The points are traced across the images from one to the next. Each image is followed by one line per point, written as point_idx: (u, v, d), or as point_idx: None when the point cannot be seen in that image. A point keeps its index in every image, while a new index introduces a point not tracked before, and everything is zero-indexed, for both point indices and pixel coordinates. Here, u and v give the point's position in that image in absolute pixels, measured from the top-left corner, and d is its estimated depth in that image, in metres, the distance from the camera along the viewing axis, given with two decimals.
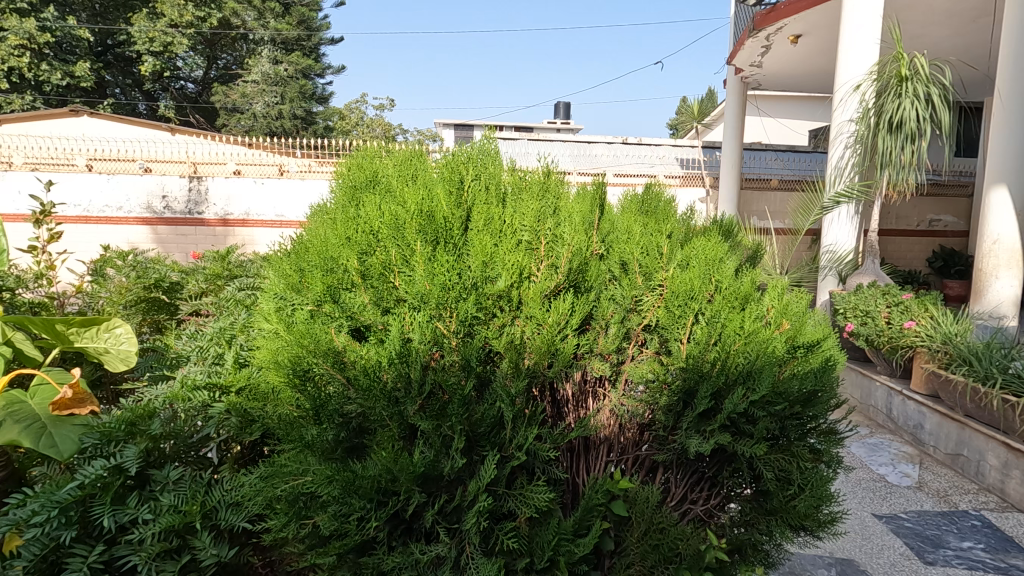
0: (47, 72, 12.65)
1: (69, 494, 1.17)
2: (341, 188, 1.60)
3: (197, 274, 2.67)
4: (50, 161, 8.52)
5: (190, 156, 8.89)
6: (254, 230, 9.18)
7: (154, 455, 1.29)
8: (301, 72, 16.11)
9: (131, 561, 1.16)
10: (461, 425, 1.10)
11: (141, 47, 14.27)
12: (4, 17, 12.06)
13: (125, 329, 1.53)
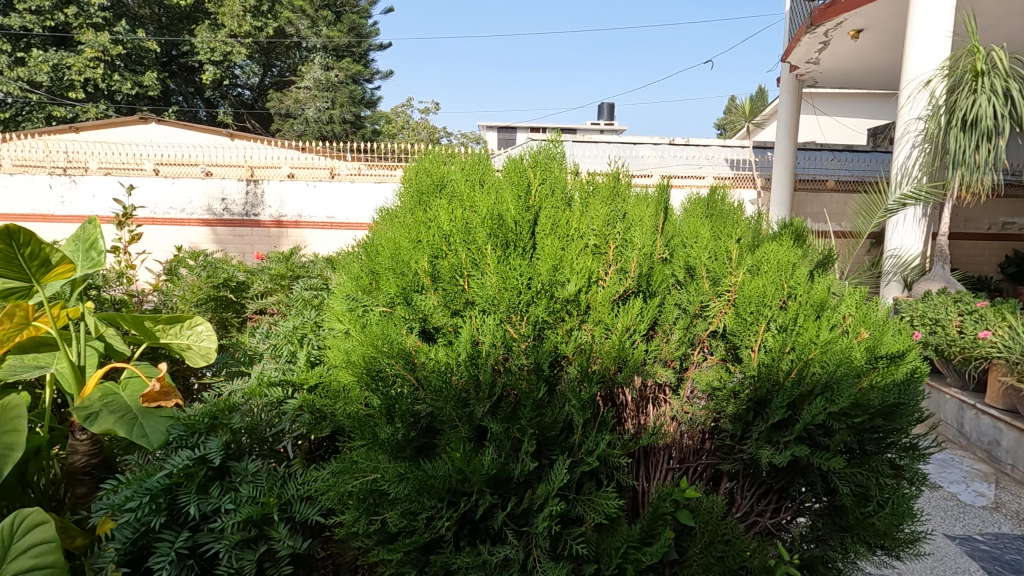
0: (118, 82, 13.44)
1: (159, 481, 1.24)
2: (407, 192, 1.63)
3: (263, 274, 2.78)
4: (122, 167, 9.09)
5: (247, 160, 9.28)
6: (306, 231, 9.48)
7: (234, 448, 1.35)
8: (351, 77, 16.55)
9: (213, 548, 1.22)
10: (531, 428, 1.11)
11: (203, 57, 15.03)
12: (81, 32, 12.90)
13: (206, 327, 1.61)
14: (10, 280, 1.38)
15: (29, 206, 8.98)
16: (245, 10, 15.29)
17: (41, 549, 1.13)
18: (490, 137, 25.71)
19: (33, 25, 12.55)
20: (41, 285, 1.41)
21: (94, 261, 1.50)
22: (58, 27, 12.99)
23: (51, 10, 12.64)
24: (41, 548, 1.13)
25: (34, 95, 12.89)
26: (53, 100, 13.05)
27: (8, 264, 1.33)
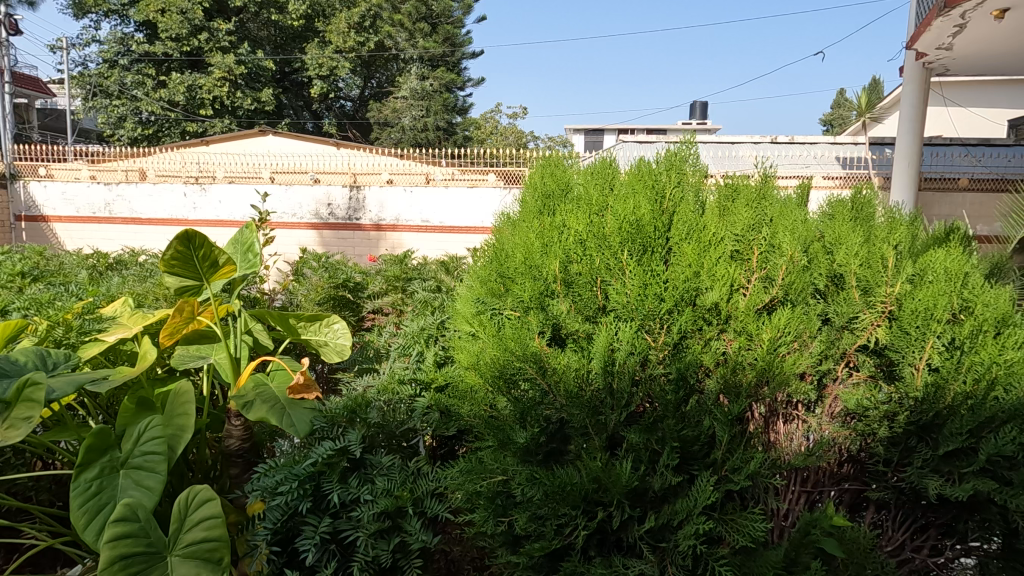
0: (240, 99, 14.81)
1: (306, 468, 1.33)
2: (531, 197, 1.64)
3: (378, 276, 2.92)
4: (244, 176, 10.02)
5: (351, 168, 9.89)
6: (403, 234, 9.87)
7: (372, 441, 1.43)
8: (445, 86, 17.04)
9: (353, 536, 1.29)
10: (674, 440, 1.07)
11: (312, 72, 16.19)
12: (210, 55, 14.37)
13: (342, 325, 1.71)
14: (186, 279, 1.54)
15: (168, 212, 10.12)
16: (349, 27, 16.29)
17: (209, 524, 1.25)
18: (578, 140, 25.54)
19: (172, 51, 14.10)
20: (209, 284, 1.57)
21: (250, 263, 1.64)
22: (192, 52, 14.50)
23: (187, 37, 14.14)
24: (210, 522, 1.25)
25: (172, 113, 14.46)
26: (187, 117, 14.57)
27: (186, 264, 1.49)
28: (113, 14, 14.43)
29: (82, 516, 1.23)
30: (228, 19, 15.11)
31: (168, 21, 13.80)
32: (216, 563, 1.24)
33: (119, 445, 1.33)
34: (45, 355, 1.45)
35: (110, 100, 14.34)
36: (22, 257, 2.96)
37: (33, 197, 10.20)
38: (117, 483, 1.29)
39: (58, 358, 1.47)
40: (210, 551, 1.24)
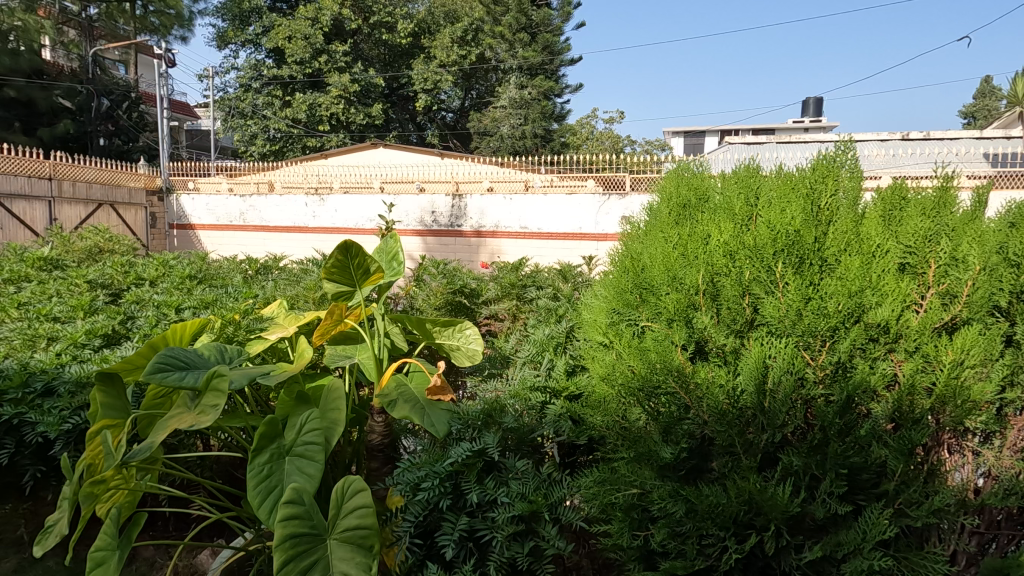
0: (354, 115, 15.95)
1: (447, 467, 1.40)
2: (665, 207, 1.61)
3: (493, 283, 3.02)
4: (357, 187, 10.79)
5: (453, 177, 10.31)
6: (502, 241, 10.05)
7: (506, 444, 1.47)
8: (543, 94, 17.48)
9: (490, 536, 1.32)
10: (840, 469, 1.01)
11: (418, 87, 17.06)
12: (329, 75, 15.68)
13: (473, 330, 1.78)
14: (341, 285, 1.68)
15: (291, 220, 11.10)
16: (452, 41, 17.00)
17: (362, 512, 1.35)
18: (676, 143, 24.79)
19: (297, 73, 15.50)
20: (361, 289, 1.70)
21: (396, 270, 1.76)
22: (313, 73, 15.85)
23: (310, 60, 15.50)
24: (363, 511, 1.35)
25: (295, 130, 15.83)
26: (308, 133, 15.90)
27: (342, 271, 1.63)
28: (248, 43, 16.13)
29: (257, 496, 1.37)
30: (345, 41, 16.33)
31: (294, 47, 15.20)
32: (368, 550, 1.34)
33: (285, 433, 1.48)
34: (223, 350, 1.64)
35: (245, 120, 16.01)
36: (188, 263, 3.41)
37: (183, 208, 11.60)
38: (282, 468, 1.43)
39: (232, 353, 1.67)
40: (363, 537, 1.34)
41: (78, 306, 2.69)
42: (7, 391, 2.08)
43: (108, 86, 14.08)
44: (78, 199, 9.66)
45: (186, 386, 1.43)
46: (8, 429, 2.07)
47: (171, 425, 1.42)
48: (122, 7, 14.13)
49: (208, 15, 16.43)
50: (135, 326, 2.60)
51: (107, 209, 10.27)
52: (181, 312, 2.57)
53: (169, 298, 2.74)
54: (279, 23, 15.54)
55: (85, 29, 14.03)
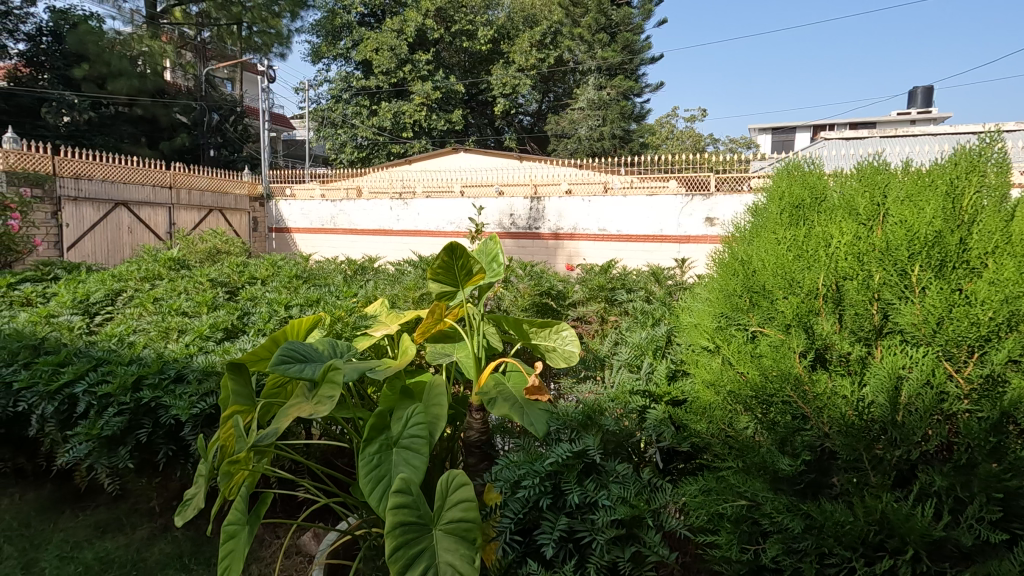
0: (435, 121, 16.47)
1: (548, 465, 1.41)
2: (775, 206, 1.54)
3: (580, 285, 3.02)
4: (438, 191, 11.14)
5: (532, 179, 10.42)
6: (580, 243, 9.99)
7: (606, 448, 1.45)
8: (622, 94, 17.22)
9: (591, 539, 1.31)
10: (990, 492, 0.93)
11: (496, 92, 17.31)
12: (412, 84, 16.30)
13: (570, 332, 1.77)
14: (444, 285, 1.74)
15: (378, 224, 11.64)
16: (531, 46, 17.34)
17: (465, 506, 1.39)
18: (764, 140, 23.48)
19: (383, 83, 16.23)
20: (463, 288, 1.74)
21: (496, 270, 1.78)
22: (398, 83, 16.51)
23: (395, 70, 16.16)
24: (466, 504, 1.39)
25: (381, 138, 16.56)
26: (393, 140, 16.57)
27: (447, 271, 1.68)
28: (339, 57, 17.09)
29: (368, 483, 1.45)
30: (427, 50, 16.89)
31: (381, 58, 15.91)
32: (471, 543, 1.38)
33: (391, 426, 1.55)
34: (334, 345, 1.75)
35: (336, 129, 16.97)
36: (294, 264, 3.68)
37: (281, 213, 12.51)
38: (390, 459, 1.50)
39: (342, 348, 1.77)
40: (466, 530, 1.38)
41: (202, 302, 2.98)
42: (146, 376, 2.40)
43: (218, 102, 15.50)
44: (193, 205, 10.68)
45: (305, 377, 1.54)
46: (146, 411, 2.37)
47: (292, 413, 1.53)
48: (231, 30, 15.54)
49: (304, 33, 17.61)
50: (250, 321, 2.84)
51: (217, 214, 11.29)
52: (290, 309, 2.80)
53: (279, 297, 2.97)
54: (368, 37, 16.30)
55: (198, 51, 15.46)
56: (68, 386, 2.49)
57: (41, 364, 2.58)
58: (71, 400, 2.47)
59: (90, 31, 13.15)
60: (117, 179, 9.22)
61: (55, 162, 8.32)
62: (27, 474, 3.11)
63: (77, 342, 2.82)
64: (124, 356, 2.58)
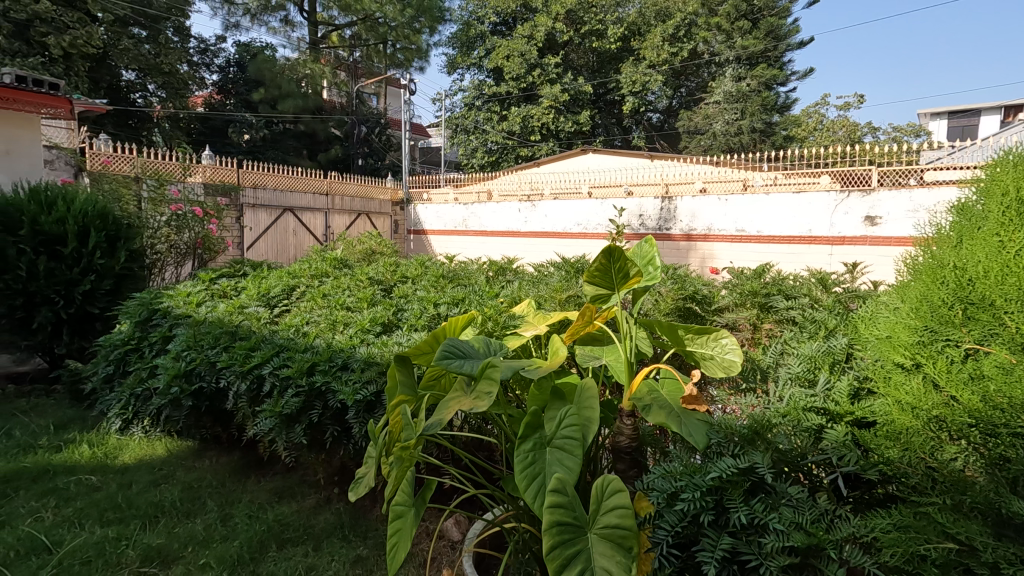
0: (563, 123, 16.62)
1: (710, 479, 1.34)
2: (989, 208, 1.39)
3: (729, 291, 2.88)
4: (566, 193, 11.19)
5: (664, 178, 10.06)
6: (715, 245, 9.48)
7: (777, 467, 1.34)
8: (764, 84, 16.03)
9: (755, 561, 1.22)
10: None
11: (626, 90, 17.02)
12: (541, 87, 16.59)
13: (730, 340, 1.67)
14: (599, 288, 1.71)
15: (507, 226, 12.06)
16: (664, 40, 16.70)
17: (621, 512, 1.37)
18: (937, 126, 20.52)
19: (513, 88, 16.68)
20: (619, 292, 1.71)
21: (653, 274, 1.73)
22: (527, 87, 16.87)
23: (524, 75, 16.53)
24: (622, 511, 1.37)
25: (511, 141, 17.05)
26: (522, 143, 16.99)
27: (604, 275, 1.66)
28: (472, 66, 17.88)
29: (523, 480, 1.48)
30: (557, 53, 17.06)
31: (512, 64, 16.36)
32: (627, 550, 1.35)
33: (545, 425, 1.57)
34: (489, 343, 1.83)
35: (468, 135, 17.73)
36: (440, 264, 3.92)
37: (419, 217, 13.41)
38: (545, 458, 1.52)
39: (496, 346, 1.84)
40: (622, 538, 1.36)
41: (364, 298, 3.28)
42: (319, 363, 2.71)
43: (366, 116, 17.05)
44: (345, 210, 11.86)
45: (465, 373, 1.62)
46: (317, 394, 2.66)
47: (453, 406, 1.60)
48: (378, 49, 16.99)
49: (442, 46, 18.70)
50: (403, 316, 3.06)
51: (364, 218, 12.47)
52: (438, 306, 2.99)
53: (429, 295, 3.18)
54: (499, 44, 16.80)
55: (351, 70, 17.12)
56: (257, 368, 2.88)
57: (238, 347, 3.02)
58: (258, 380, 2.86)
59: (267, 60, 15.17)
60: (285, 187, 10.50)
61: (239, 174, 9.71)
62: (223, 440, 3.68)
63: (262, 329, 3.26)
64: (300, 343, 2.93)
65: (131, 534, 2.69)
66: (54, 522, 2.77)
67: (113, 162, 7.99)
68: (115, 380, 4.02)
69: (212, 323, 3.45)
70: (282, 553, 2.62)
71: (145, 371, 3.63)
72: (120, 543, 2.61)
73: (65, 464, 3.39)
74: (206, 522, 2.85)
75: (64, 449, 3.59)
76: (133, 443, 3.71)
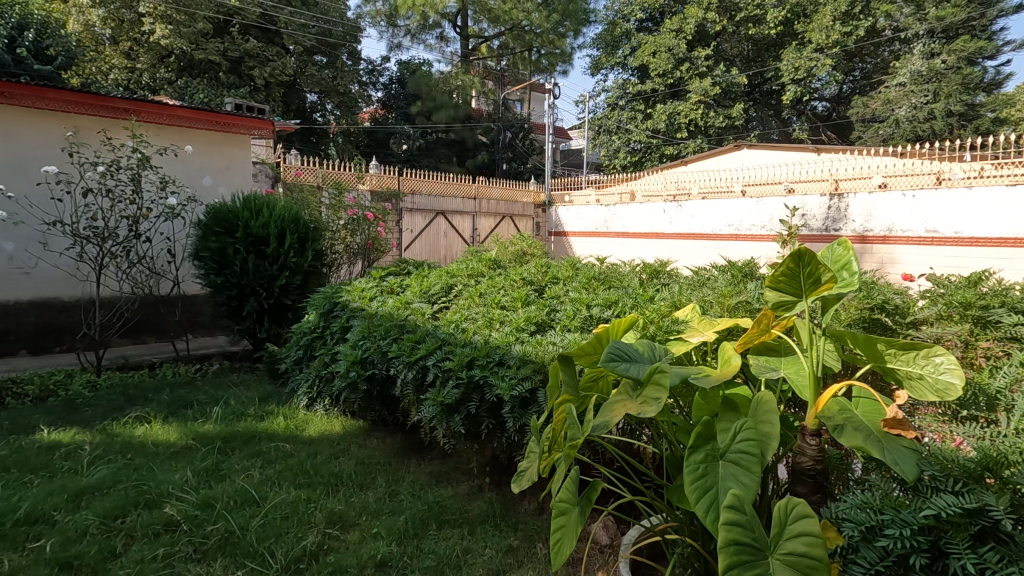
0: (713, 118, 15.71)
1: (923, 517, 1.18)
2: None
3: (930, 301, 2.49)
4: (716, 191, 10.61)
5: (833, 174, 9.04)
6: (896, 247, 8.30)
7: (1016, 513, 1.14)
8: (966, 59, 13.63)
9: None
10: None
11: (787, 78, 15.60)
12: (689, 82, 15.82)
13: (946, 359, 1.44)
14: (783, 295, 1.58)
15: (651, 227, 11.76)
16: (835, 19, 14.97)
17: (810, 541, 1.25)
18: None
19: (659, 85, 16.11)
20: (807, 299, 1.56)
21: (848, 280, 1.55)
22: (675, 83, 16.20)
23: (672, 70, 15.87)
24: (809, 539, 1.25)
25: (655, 140, 16.52)
26: (667, 141, 16.39)
27: (791, 280, 1.53)
28: (617, 66, 17.63)
29: (694, 492, 1.42)
30: (708, 45, 16.16)
31: (658, 60, 15.80)
32: None
33: (718, 437, 1.50)
34: (654, 347, 1.79)
35: (610, 136, 17.50)
36: (590, 266, 3.93)
37: (560, 218, 13.60)
38: (718, 472, 1.45)
39: (661, 351, 1.80)
40: (811, 569, 1.24)
41: (518, 298, 3.41)
42: (476, 358, 2.86)
43: (511, 121, 17.74)
44: (491, 213, 12.42)
45: (631, 376, 1.60)
46: (475, 387, 2.82)
47: (619, 409, 1.59)
48: (524, 56, 17.55)
49: (586, 48, 18.73)
50: (556, 316, 3.12)
51: (509, 221, 12.94)
52: (591, 308, 3.01)
53: (581, 296, 3.20)
54: (646, 41, 16.33)
55: (498, 78, 17.85)
56: (423, 359, 3.13)
57: (406, 339, 3.31)
58: (423, 370, 3.10)
59: (424, 75, 16.43)
60: (438, 193, 11.28)
61: (400, 181, 10.66)
62: (389, 423, 4.06)
63: (427, 324, 3.54)
64: (460, 339, 3.13)
65: (318, 499, 3.08)
66: (260, 480, 3.27)
67: (303, 173, 9.30)
68: (302, 363, 4.63)
69: (383, 317, 3.83)
70: (440, 532, 2.81)
71: (329, 356, 4.13)
72: (310, 505, 3.00)
73: (266, 432, 3.99)
74: (376, 495, 3.16)
75: (266, 419, 4.23)
76: (317, 419, 4.25)
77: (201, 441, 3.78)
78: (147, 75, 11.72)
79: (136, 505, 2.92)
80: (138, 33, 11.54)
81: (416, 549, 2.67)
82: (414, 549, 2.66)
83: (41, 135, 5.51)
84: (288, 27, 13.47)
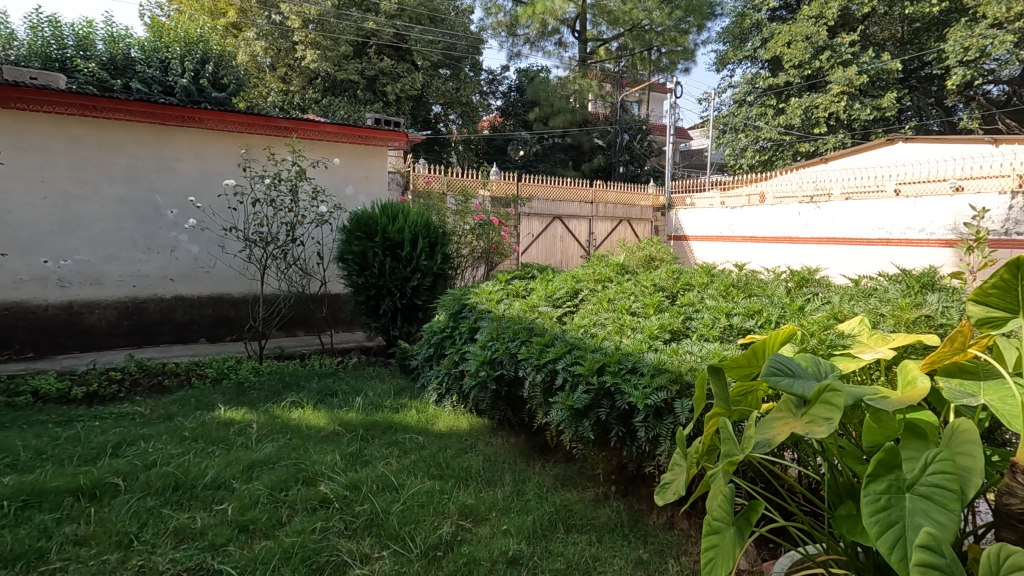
0: (858, 110, 14.14)
1: None
2: None
3: None
4: (862, 191, 9.58)
5: (1015, 167, 7.68)
6: None
7: None
8: None
9: None
10: None
11: (953, 60, 13.65)
12: (830, 71, 14.31)
13: None
14: (991, 309, 1.38)
15: (782, 231, 10.96)
16: None
17: None
18: None
19: (794, 78, 14.84)
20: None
21: None
22: (813, 74, 14.80)
23: (810, 60, 14.50)
24: None
25: (788, 137, 15.30)
26: (802, 138, 15.08)
27: (1003, 294, 1.33)
28: (745, 59, 16.54)
29: (875, 525, 1.28)
30: (853, 29, 14.60)
31: (794, 51, 14.56)
32: None
33: (905, 467, 1.34)
34: (819, 362, 1.65)
35: (737, 134, 16.52)
36: (725, 273, 3.75)
37: (681, 221, 13.08)
38: (904, 505, 1.30)
39: (829, 368, 1.65)
40: None
41: (650, 305, 3.34)
42: (608, 364, 2.83)
43: (629, 124, 17.47)
44: (608, 216, 12.28)
45: (797, 392, 1.49)
46: (606, 393, 2.79)
47: (784, 427, 1.48)
48: (644, 56, 17.13)
49: (711, 43, 17.82)
50: (692, 325, 3.01)
51: (626, 225, 12.72)
52: (731, 317, 2.87)
53: (719, 305, 3.06)
54: (780, 31, 15.13)
55: (616, 81, 17.53)
56: (552, 362, 3.16)
57: (535, 343, 3.36)
58: (552, 374, 3.13)
59: (542, 82, 16.62)
60: (555, 197, 11.37)
61: (518, 186, 10.88)
62: (514, 423, 4.16)
63: (555, 328, 3.58)
64: (590, 344, 3.10)
65: (450, 490, 3.23)
66: (398, 467, 3.51)
67: (432, 180, 9.86)
68: (432, 360, 4.90)
69: (511, 319, 3.93)
70: (568, 536, 2.82)
71: (458, 355, 4.32)
72: (443, 496, 3.16)
73: (401, 423, 4.27)
74: (505, 492, 3.26)
75: (400, 411, 4.53)
76: (445, 414, 4.47)
77: (345, 428, 4.14)
78: (298, 96, 13.27)
79: (296, 480, 3.27)
80: (293, 60, 13.02)
81: (545, 550, 2.70)
82: (544, 550, 2.70)
83: (222, 153, 6.38)
84: (417, 45, 14.21)
